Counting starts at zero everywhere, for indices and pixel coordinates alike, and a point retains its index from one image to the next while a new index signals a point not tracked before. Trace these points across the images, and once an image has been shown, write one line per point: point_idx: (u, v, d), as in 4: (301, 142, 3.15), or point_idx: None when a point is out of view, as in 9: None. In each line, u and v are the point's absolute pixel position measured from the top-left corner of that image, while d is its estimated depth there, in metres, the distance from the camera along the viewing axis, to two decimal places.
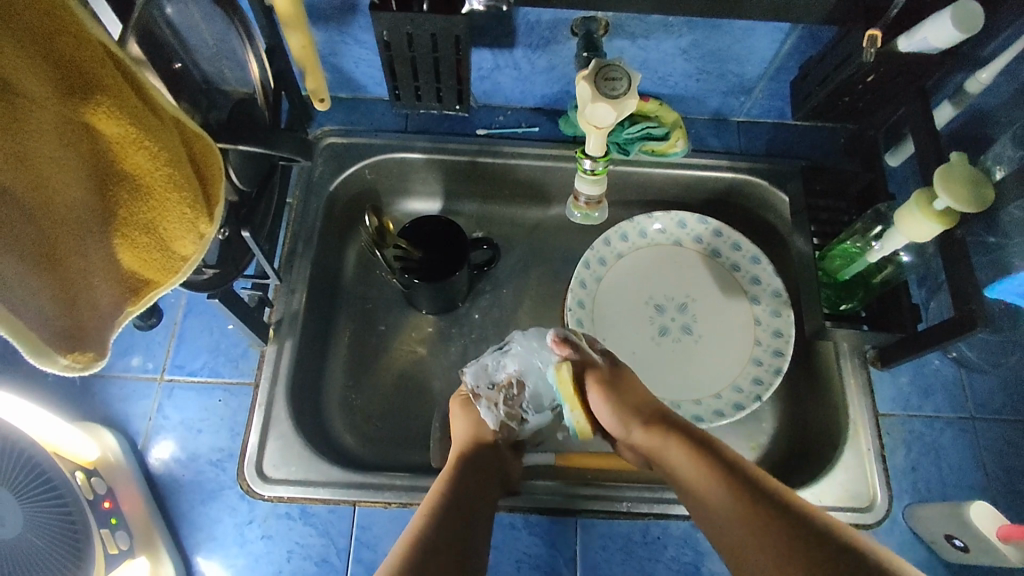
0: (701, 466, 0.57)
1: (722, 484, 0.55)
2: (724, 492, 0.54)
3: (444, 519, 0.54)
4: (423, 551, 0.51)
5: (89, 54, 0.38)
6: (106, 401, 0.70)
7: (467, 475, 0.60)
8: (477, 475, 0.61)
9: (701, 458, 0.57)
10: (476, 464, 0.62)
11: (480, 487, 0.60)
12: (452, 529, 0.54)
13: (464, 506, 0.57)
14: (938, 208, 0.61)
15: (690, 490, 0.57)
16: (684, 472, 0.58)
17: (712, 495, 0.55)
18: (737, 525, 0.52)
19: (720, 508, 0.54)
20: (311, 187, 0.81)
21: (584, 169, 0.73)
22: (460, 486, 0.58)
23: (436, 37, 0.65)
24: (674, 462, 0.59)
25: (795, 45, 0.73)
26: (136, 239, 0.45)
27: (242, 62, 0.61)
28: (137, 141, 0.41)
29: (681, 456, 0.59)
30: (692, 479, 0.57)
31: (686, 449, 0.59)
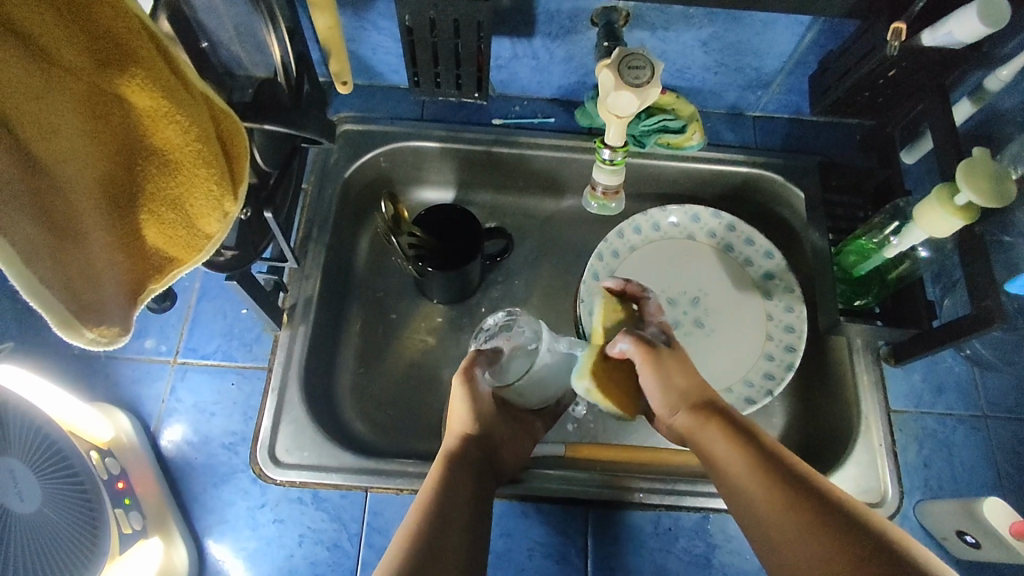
0: (738, 451, 0.55)
1: (761, 470, 0.53)
2: (766, 485, 0.52)
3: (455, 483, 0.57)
4: (426, 529, 0.52)
5: (125, 25, 0.37)
6: (119, 382, 0.70)
7: (459, 473, 0.58)
8: (467, 475, 0.59)
9: (748, 449, 0.55)
10: (467, 461, 0.60)
11: (472, 487, 0.58)
12: (462, 491, 0.57)
13: (458, 508, 0.55)
14: (960, 203, 0.61)
15: (731, 476, 0.55)
16: (722, 457, 0.56)
17: (755, 487, 0.53)
18: (770, 505, 0.51)
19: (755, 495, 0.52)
20: (326, 173, 0.81)
21: (602, 159, 0.73)
22: (453, 485, 0.57)
23: (459, 23, 0.64)
24: (718, 448, 0.57)
25: (815, 38, 0.73)
26: (162, 216, 0.44)
27: (264, 45, 0.61)
28: (168, 115, 0.40)
29: (720, 437, 0.57)
30: (728, 456, 0.55)
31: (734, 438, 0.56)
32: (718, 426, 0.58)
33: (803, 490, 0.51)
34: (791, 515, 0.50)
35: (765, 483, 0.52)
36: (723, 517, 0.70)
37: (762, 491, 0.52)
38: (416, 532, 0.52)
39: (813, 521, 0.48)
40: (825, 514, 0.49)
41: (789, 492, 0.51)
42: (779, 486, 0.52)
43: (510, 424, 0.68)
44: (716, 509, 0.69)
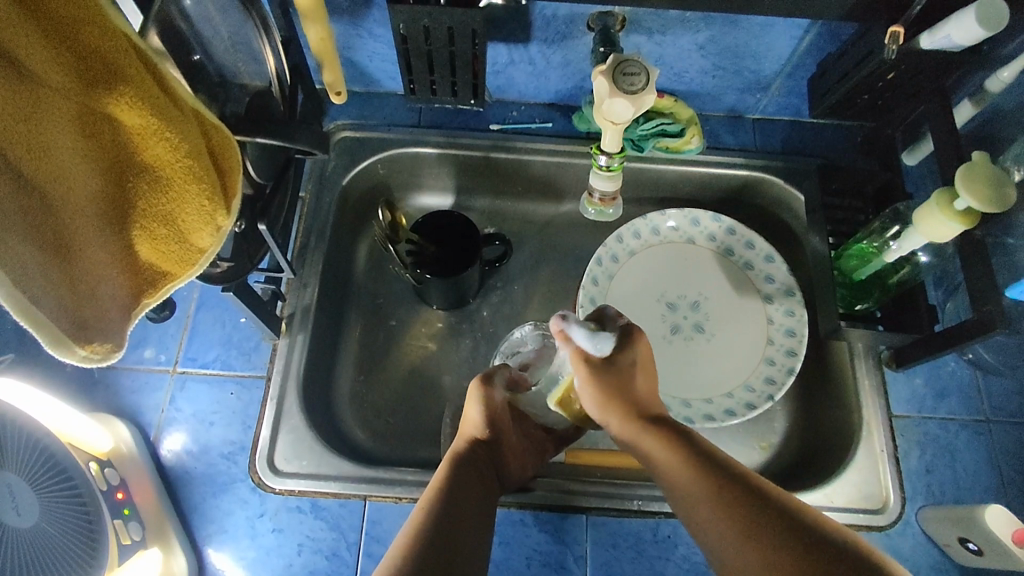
0: (673, 453, 0.56)
1: (695, 469, 0.54)
2: (710, 498, 0.52)
3: (462, 481, 0.57)
4: (431, 529, 0.52)
5: (113, 45, 0.37)
6: (119, 393, 0.71)
7: (463, 482, 0.57)
8: (476, 476, 0.59)
9: (698, 467, 0.54)
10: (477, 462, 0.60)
11: (480, 489, 0.58)
12: (469, 492, 0.57)
13: (463, 516, 0.54)
14: (960, 208, 0.61)
15: (678, 491, 0.54)
16: (662, 463, 0.57)
17: (707, 510, 0.52)
18: (704, 502, 0.52)
19: (691, 494, 0.53)
20: (324, 181, 0.81)
21: (599, 165, 0.73)
22: (457, 493, 0.56)
23: (453, 30, 0.64)
24: (667, 466, 0.56)
25: (813, 41, 0.73)
26: (154, 232, 0.45)
27: (259, 55, 0.61)
28: (158, 132, 0.40)
29: (659, 443, 0.57)
30: (666, 461, 0.56)
31: (683, 454, 0.55)
32: (668, 441, 0.57)
33: (735, 485, 0.52)
34: (721, 510, 0.51)
35: (699, 481, 0.53)
36: None
37: (696, 490, 0.53)
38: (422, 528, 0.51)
39: (743, 516, 0.49)
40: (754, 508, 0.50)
41: (721, 487, 0.52)
42: (713, 482, 0.53)
43: (522, 437, 0.69)
44: None
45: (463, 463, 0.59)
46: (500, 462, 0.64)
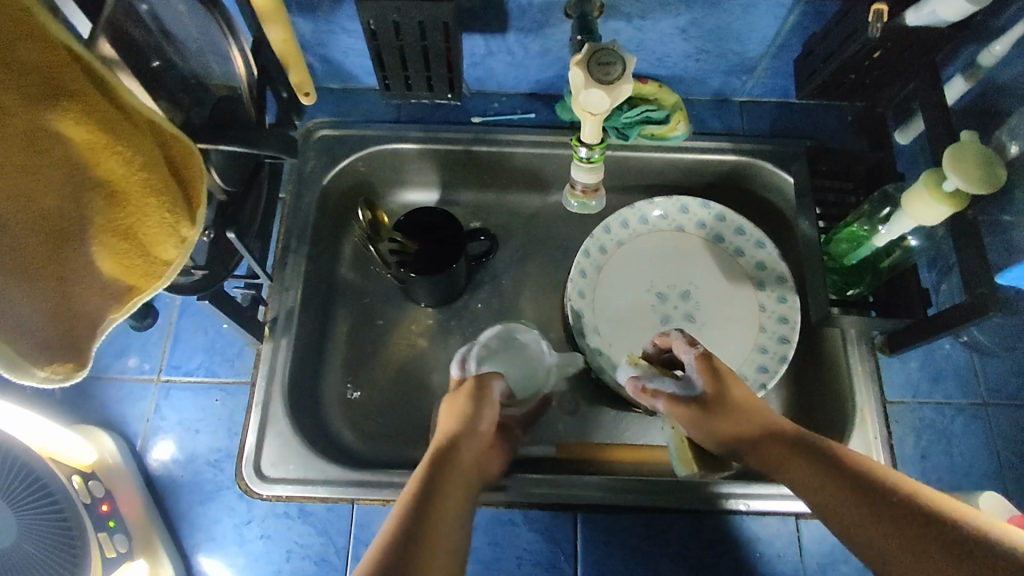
0: (806, 464, 0.53)
1: (831, 479, 0.51)
2: (855, 502, 0.49)
3: (435, 486, 0.52)
4: (403, 538, 0.46)
5: (53, 56, 0.36)
6: (104, 403, 0.70)
7: (447, 481, 0.53)
8: (454, 478, 0.54)
9: (836, 475, 0.51)
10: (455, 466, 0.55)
11: (457, 493, 0.53)
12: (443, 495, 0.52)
13: (442, 514, 0.50)
14: (948, 190, 0.59)
15: (816, 499, 0.51)
16: (794, 475, 0.53)
17: (859, 515, 0.48)
18: (847, 507, 0.49)
19: (835, 503, 0.50)
20: (304, 182, 0.80)
21: (580, 157, 0.71)
22: (438, 490, 0.52)
23: (424, 24, 0.63)
24: (800, 478, 0.53)
25: (798, 21, 0.70)
26: (116, 247, 0.43)
27: (225, 56, 0.60)
28: (108, 146, 0.39)
29: (788, 457, 0.54)
30: (801, 473, 0.53)
31: (821, 468, 0.52)
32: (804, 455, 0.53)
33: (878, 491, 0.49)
34: (869, 516, 0.47)
35: (840, 488, 0.50)
36: (714, 518, 0.69)
37: (839, 499, 0.50)
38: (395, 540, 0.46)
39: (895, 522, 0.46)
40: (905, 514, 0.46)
41: (865, 493, 0.49)
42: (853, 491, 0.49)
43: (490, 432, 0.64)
44: (707, 510, 0.68)
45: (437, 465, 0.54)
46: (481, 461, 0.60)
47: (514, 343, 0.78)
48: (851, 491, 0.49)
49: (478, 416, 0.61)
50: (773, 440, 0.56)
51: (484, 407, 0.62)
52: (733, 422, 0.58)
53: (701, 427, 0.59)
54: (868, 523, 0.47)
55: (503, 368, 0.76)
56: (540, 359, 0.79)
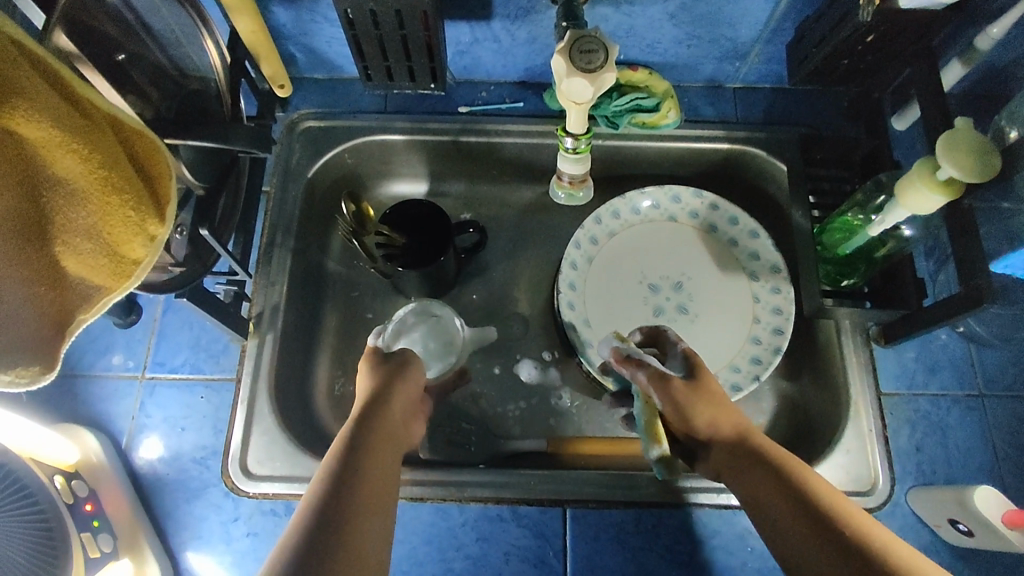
0: (754, 469, 0.51)
1: (773, 484, 0.49)
2: (786, 508, 0.47)
3: (351, 460, 0.50)
4: (319, 519, 0.44)
5: (1, 52, 0.35)
6: (88, 401, 0.70)
7: (374, 445, 0.53)
8: (377, 455, 0.52)
9: (777, 480, 0.49)
10: (376, 441, 0.53)
11: (381, 469, 0.51)
12: (366, 473, 0.50)
13: (371, 475, 0.50)
14: (942, 178, 0.57)
15: (753, 501, 0.50)
16: (742, 478, 0.52)
17: (789, 521, 0.47)
18: (779, 513, 0.47)
19: (768, 505, 0.49)
20: (289, 175, 0.79)
21: (567, 148, 0.70)
22: (362, 452, 0.51)
23: (402, 13, 0.61)
24: (747, 480, 0.51)
25: (790, 4, 0.68)
26: (78, 247, 0.42)
27: (200, 48, 0.58)
28: (65, 144, 0.38)
29: (742, 461, 0.53)
30: (748, 474, 0.52)
31: (768, 480, 0.50)
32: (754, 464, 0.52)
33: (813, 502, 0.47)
34: (798, 523, 0.46)
35: (777, 494, 0.48)
36: (706, 513, 0.68)
37: (774, 503, 0.48)
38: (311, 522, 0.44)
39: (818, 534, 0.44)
40: (833, 528, 0.44)
41: (799, 501, 0.47)
42: (789, 499, 0.47)
43: (414, 399, 0.62)
44: (697, 504, 0.67)
45: (359, 440, 0.52)
46: (405, 423, 0.60)
47: (430, 315, 0.79)
48: (787, 500, 0.48)
49: (402, 378, 0.61)
50: (735, 447, 0.54)
51: (406, 369, 0.62)
52: (708, 413, 0.57)
53: (680, 411, 0.57)
54: (791, 531, 0.46)
55: (419, 340, 0.77)
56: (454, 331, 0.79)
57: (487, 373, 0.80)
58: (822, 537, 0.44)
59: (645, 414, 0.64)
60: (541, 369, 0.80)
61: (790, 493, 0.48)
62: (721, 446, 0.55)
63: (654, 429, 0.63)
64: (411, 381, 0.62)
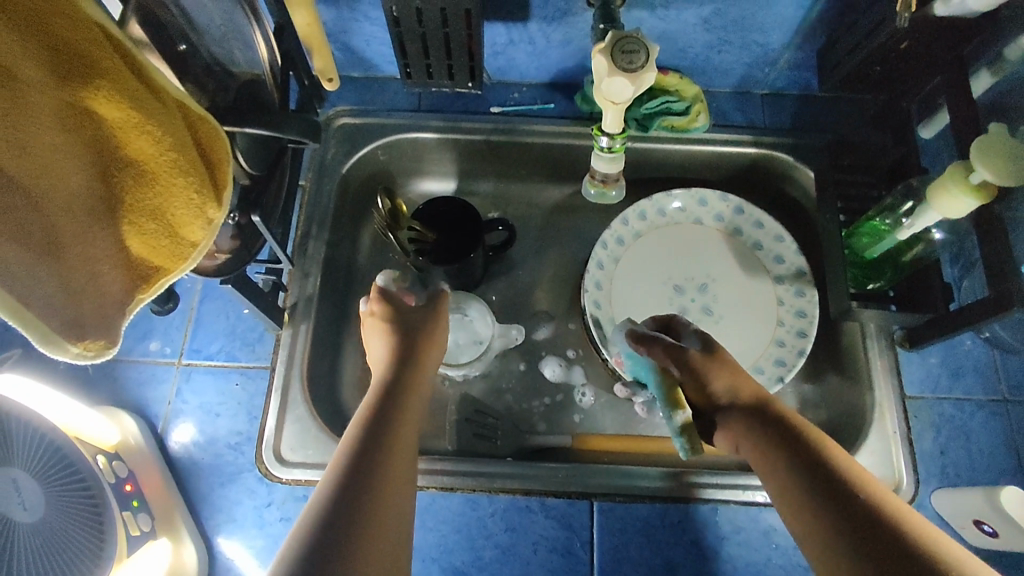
0: (768, 434, 0.53)
1: (788, 450, 0.51)
2: (800, 475, 0.49)
3: (372, 443, 0.52)
4: (342, 500, 0.47)
5: (86, 35, 0.37)
6: (126, 385, 0.71)
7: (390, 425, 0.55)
8: (396, 436, 0.54)
9: (791, 448, 0.51)
10: (392, 423, 0.55)
11: (401, 451, 0.53)
12: (384, 453, 0.52)
13: (392, 458, 0.52)
14: (974, 182, 0.58)
15: (765, 466, 0.52)
16: (755, 443, 0.54)
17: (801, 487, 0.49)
18: (792, 478, 0.50)
19: (781, 471, 0.51)
20: (324, 170, 0.80)
21: (601, 147, 0.71)
22: (385, 428, 0.54)
23: (446, 11, 0.63)
24: (759, 444, 0.53)
25: (823, 12, 0.70)
26: (143, 227, 0.44)
27: (251, 42, 0.60)
28: (139, 125, 0.40)
29: (757, 428, 0.54)
30: (761, 440, 0.53)
31: (783, 446, 0.52)
32: (769, 439, 0.53)
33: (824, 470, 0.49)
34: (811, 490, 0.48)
35: (791, 461, 0.50)
36: (731, 510, 0.69)
37: (788, 470, 0.50)
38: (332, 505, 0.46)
39: (830, 502, 0.47)
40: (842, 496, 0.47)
41: (812, 468, 0.49)
42: (802, 466, 0.50)
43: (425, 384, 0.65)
44: (723, 501, 0.68)
45: (373, 423, 0.54)
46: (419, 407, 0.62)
47: (459, 309, 0.81)
48: (801, 466, 0.50)
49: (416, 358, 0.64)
50: (750, 415, 0.56)
51: (422, 341, 0.66)
52: (725, 379, 0.59)
53: (694, 373, 0.60)
54: (803, 497, 0.48)
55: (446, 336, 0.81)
56: (482, 326, 0.81)
57: (514, 369, 0.81)
58: (834, 504, 0.47)
59: (662, 386, 0.62)
60: (566, 366, 0.81)
61: (804, 461, 0.50)
62: (735, 413, 0.57)
63: (674, 397, 0.61)
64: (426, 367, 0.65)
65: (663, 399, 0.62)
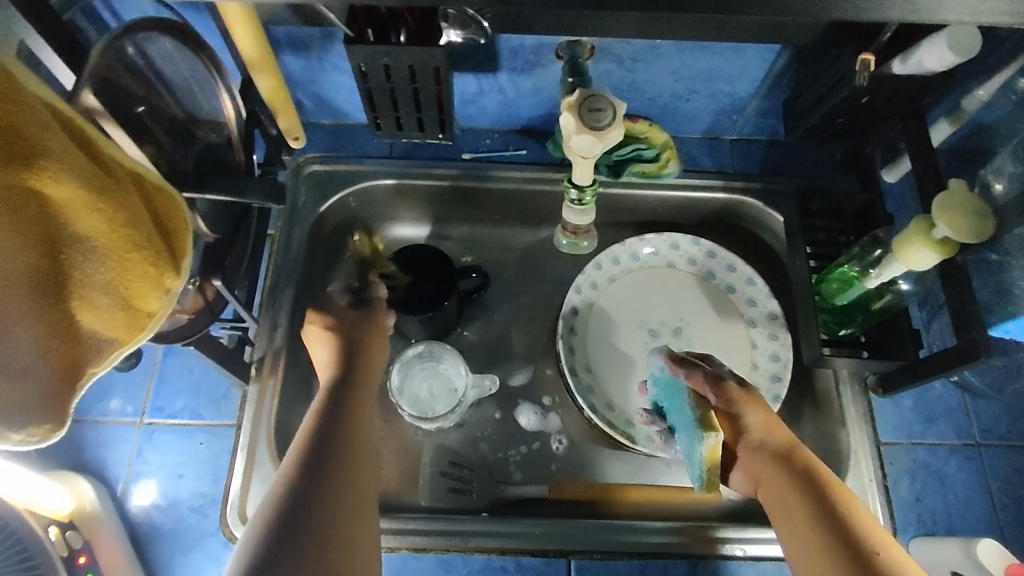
0: (789, 484, 0.53)
1: (808, 503, 0.51)
2: (819, 533, 0.49)
3: (319, 442, 0.54)
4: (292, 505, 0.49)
5: (30, 117, 0.35)
6: (85, 447, 0.69)
7: (340, 422, 0.57)
8: (348, 431, 0.57)
9: (812, 504, 0.51)
10: (340, 418, 0.58)
11: (353, 444, 0.56)
12: (332, 449, 0.54)
13: (344, 456, 0.54)
14: (937, 237, 0.59)
15: (785, 517, 0.52)
16: (777, 491, 0.54)
17: (819, 546, 0.49)
18: (810, 535, 0.50)
19: (799, 525, 0.51)
20: (293, 219, 0.79)
21: (571, 199, 0.72)
22: (334, 426, 0.56)
23: (415, 68, 0.63)
24: (779, 493, 0.53)
25: (786, 64, 0.71)
26: (95, 303, 0.42)
27: (213, 98, 0.59)
28: (91, 204, 0.39)
29: (780, 474, 0.54)
30: (782, 489, 0.53)
31: (806, 499, 0.51)
32: (792, 489, 0.53)
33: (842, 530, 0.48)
34: (828, 549, 0.48)
35: (812, 517, 0.50)
36: (710, 564, 0.68)
37: (807, 525, 0.50)
38: (283, 511, 0.48)
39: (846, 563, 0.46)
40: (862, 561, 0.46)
41: (832, 526, 0.49)
42: (822, 523, 0.49)
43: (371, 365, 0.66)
44: (702, 555, 0.68)
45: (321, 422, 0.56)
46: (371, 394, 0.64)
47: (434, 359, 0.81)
48: (820, 523, 0.50)
49: (362, 350, 0.66)
50: (775, 461, 0.55)
51: (369, 333, 0.68)
52: (760, 414, 0.59)
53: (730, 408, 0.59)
54: (820, 556, 0.48)
55: (423, 386, 0.80)
56: (457, 376, 0.80)
57: (488, 419, 0.79)
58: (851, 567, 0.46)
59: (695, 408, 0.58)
60: (541, 415, 0.80)
61: (824, 517, 0.50)
62: (757, 456, 0.57)
63: (709, 419, 0.56)
64: (368, 346, 0.67)
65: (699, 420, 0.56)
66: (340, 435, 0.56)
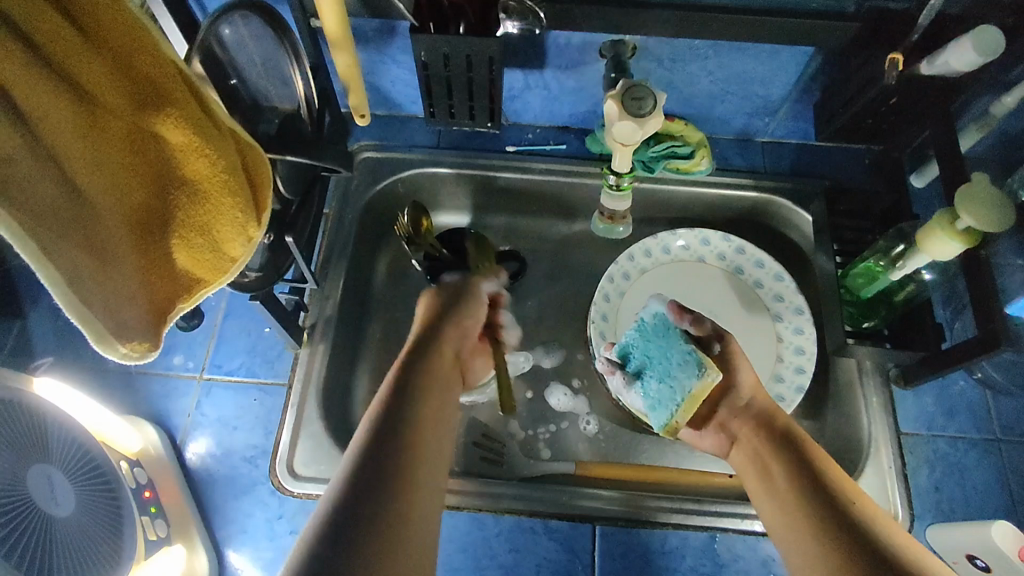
0: (766, 441, 0.61)
1: (779, 453, 0.59)
2: (785, 477, 0.57)
3: (384, 431, 0.52)
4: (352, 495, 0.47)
5: (162, 71, 0.42)
6: (149, 397, 0.74)
7: (411, 414, 0.55)
8: (419, 424, 0.55)
9: (784, 454, 0.59)
10: (405, 411, 0.55)
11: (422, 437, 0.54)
12: (396, 443, 0.51)
13: (405, 450, 0.51)
14: (961, 227, 0.62)
15: (759, 467, 0.60)
16: (754, 447, 0.62)
17: (784, 488, 0.56)
18: (778, 480, 0.57)
19: (770, 472, 0.59)
20: (347, 200, 0.85)
21: (609, 186, 0.77)
22: (401, 418, 0.54)
23: (471, 58, 0.68)
24: (755, 448, 0.62)
25: (819, 68, 0.75)
26: (191, 241, 0.48)
27: (288, 79, 0.65)
28: (199, 149, 0.45)
29: (758, 433, 0.62)
30: (757, 445, 0.62)
31: (779, 451, 0.59)
32: (776, 454, 0.59)
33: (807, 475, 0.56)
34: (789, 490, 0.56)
35: (781, 464, 0.58)
36: (730, 538, 0.71)
37: (776, 471, 0.58)
38: (342, 503, 0.46)
39: (803, 500, 0.54)
40: (817, 497, 0.53)
41: (796, 471, 0.57)
42: (789, 470, 0.57)
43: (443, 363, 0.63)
44: (722, 529, 0.71)
45: (388, 411, 0.54)
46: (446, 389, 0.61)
47: None
48: (787, 469, 0.57)
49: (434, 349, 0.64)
50: (756, 422, 0.63)
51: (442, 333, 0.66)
52: (752, 378, 0.67)
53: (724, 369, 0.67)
54: (783, 496, 0.56)
55: None
56: None
57: (521, 396, 0.83)
58: (807, 503, 0.54)
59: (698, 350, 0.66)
60: (572, 396, 0.83)
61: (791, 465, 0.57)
62: (742, 420, 0.65)
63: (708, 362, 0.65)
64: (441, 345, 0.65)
65: (697, 359, 0.64)
66: (407, 424, 0.54)
